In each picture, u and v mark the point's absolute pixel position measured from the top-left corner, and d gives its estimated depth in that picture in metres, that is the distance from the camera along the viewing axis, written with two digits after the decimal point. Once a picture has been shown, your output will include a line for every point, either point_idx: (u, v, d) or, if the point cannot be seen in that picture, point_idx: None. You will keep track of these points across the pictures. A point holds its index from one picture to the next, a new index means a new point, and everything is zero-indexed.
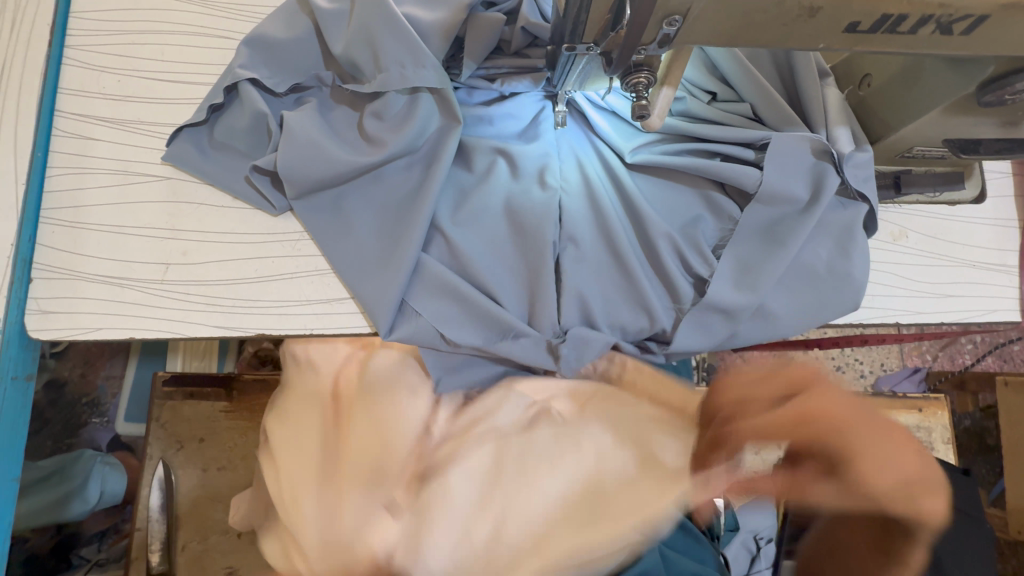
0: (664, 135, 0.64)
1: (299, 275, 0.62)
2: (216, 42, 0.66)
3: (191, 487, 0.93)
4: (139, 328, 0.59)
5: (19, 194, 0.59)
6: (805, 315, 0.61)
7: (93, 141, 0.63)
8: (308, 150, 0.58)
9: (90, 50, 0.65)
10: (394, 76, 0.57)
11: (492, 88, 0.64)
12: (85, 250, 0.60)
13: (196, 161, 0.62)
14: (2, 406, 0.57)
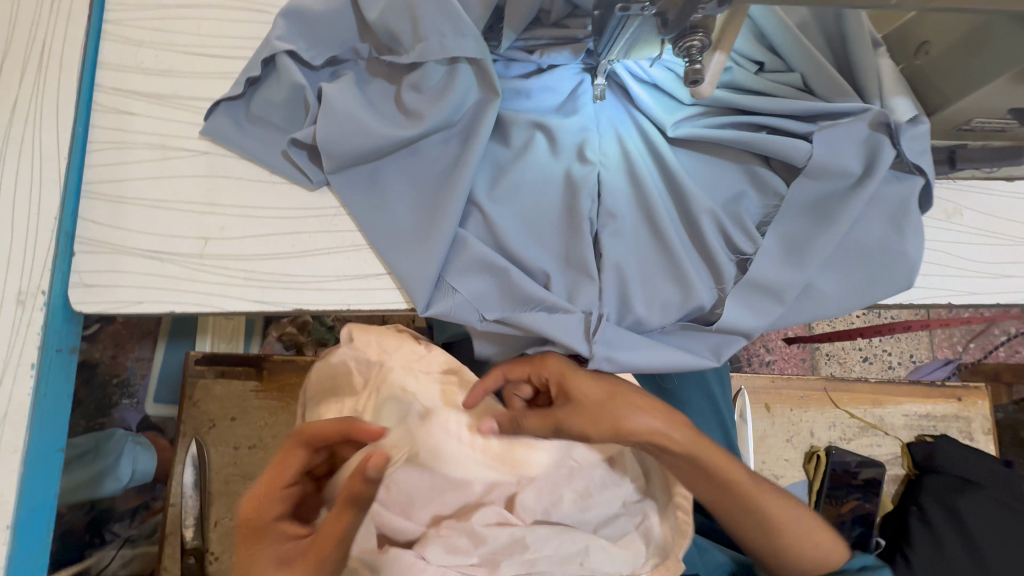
0: (707, 107, 0.62)
1: (337, 250, 0.61)
2: (251, 16, 0.65)
3: (224, 466, 0.94)
4: (179, 302, 0.59)
5: (62, 168, 0.60)
6: (855, 295, 0.59)
7: (132, 116, 0.63)
8: (346, 123, 0.57)
9: (127, 25, 0.65)
10: (432, 46, 0.56)
11: (530, 60, 0.63)
12: (126, 224, 0.60)
13: (233, 135, 0.61)
14: (48, 378, 0.57)
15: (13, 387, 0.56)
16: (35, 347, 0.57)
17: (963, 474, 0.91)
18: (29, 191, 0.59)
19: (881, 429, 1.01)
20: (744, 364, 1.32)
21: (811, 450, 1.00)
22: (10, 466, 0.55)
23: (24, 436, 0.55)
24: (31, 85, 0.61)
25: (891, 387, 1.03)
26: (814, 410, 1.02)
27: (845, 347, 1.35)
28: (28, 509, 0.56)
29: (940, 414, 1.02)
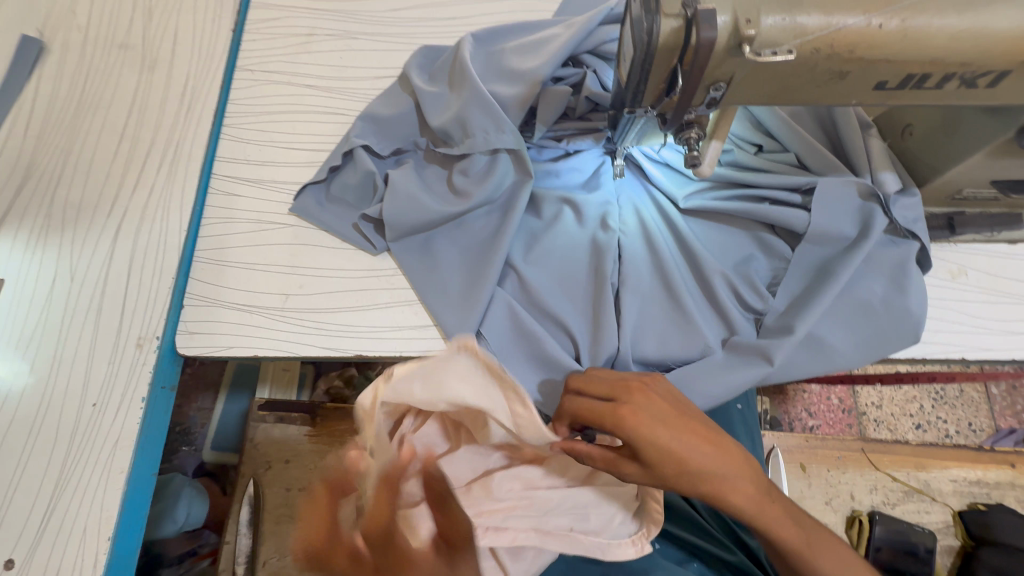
0: (715, 182, 0.71)
1: (394, 305, 0.72)
2: (335, 118, 0.81)
3: (275, 506, 1.02)
4: (260, 348, 0.71)
5: (181, 237, 0.75)
6: (867, 347, 0.63)
7: (236, 197, 0.78)
8: (407, 201, 0.70)
9: (240, 128, 0.82)
10: (479, 141, 0.69)
11: (559, 147, 0.74)
12: (225, 283, 0.74)
13: (315, 212, 0.75)
14: (153, 410, 0.68)
15: (125, 418, 0.67)
16: (146, 382, 0.68)
17: (1013, 542, 0.87)
18: (155, 256, 0.74)
19: (928, 495, 0.98)
20: (785, 427, 1.30)
21: (853, 514, 0.97)
22: (115, 484, 0.65)
23: (129, 458, 0.66)
24: (164, 175, 0.78)
25: (936, 450, 1.00)
26: (853, 472, 1.00)
27: (893, 413, 1.31)
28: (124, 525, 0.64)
29: (994, 481, 0.98)
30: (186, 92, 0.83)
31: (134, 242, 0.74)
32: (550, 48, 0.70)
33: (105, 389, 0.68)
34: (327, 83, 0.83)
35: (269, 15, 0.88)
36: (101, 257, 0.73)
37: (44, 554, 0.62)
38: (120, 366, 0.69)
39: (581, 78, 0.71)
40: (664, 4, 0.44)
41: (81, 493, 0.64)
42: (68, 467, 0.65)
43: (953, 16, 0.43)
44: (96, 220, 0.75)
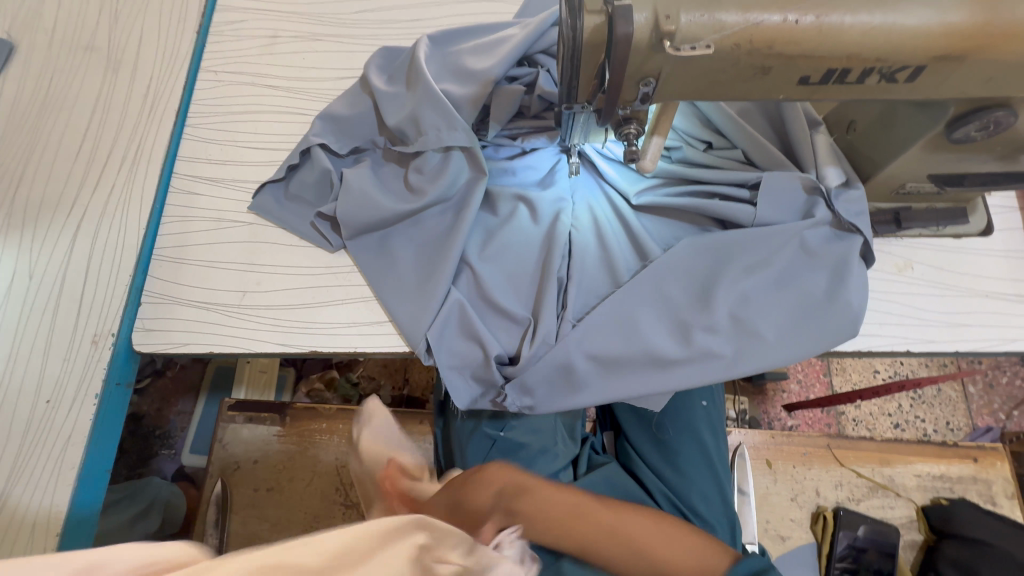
0: (666, 179, 0.72)
1: (352, 300, 0.72)
2: (298, 117, 0.82)
3: (244, 506, 1.02)
4: (217, 344, 0.71)
5: (139, 236, 0.75)
6: (813, 335, 0.64)
7: (197, 195, 0.79)
8: (362, 199, 0.71)
9: (203, 128, 0.83)
10: (431, 138, 0.70)
11: (514, 145, 0.75)
12: (183, 280, 0.74)
13: (273, 210, 0.76)
14: (107, 407, 0.69)
15: (77, 415, 0.67)
16: (100, 379, 0.69)
17: (977, 536, 0.88)
18: (113, 254, 0.74)
19: (892, 490, 0.99)
20: (763, 426, 1.30)
21: (818, 510, 0.98)
22: (66, 481, 0.65)
23: (80, 456, 0.66)
24: (125, 173, 0.79)
25: (902, 445, 1.01)
26: (818, 467, 1.00)
27: (871, 413, 1.32)
28: (74, 521, 0.64)
29: (958, 476, 0.99)
30: (150, 94, 0.84)
31: (94, 241, 0.75)
32: (503, 48, 0.71)
33: (58, 386, 0.68)
34: (291, 84, 0.84)
35: (236, 16, 0.89)
36: (61, 255, 0.74)
37: None
38: (74, 363, 0.69)
39: (533, 78, 0.72)
40: (587, 1, 0.46)
41: (30, 491, 0.64)
42: (18, 465, 0.65)
43: (866, 13, 0.44)
44: (56, 219, 0.76)
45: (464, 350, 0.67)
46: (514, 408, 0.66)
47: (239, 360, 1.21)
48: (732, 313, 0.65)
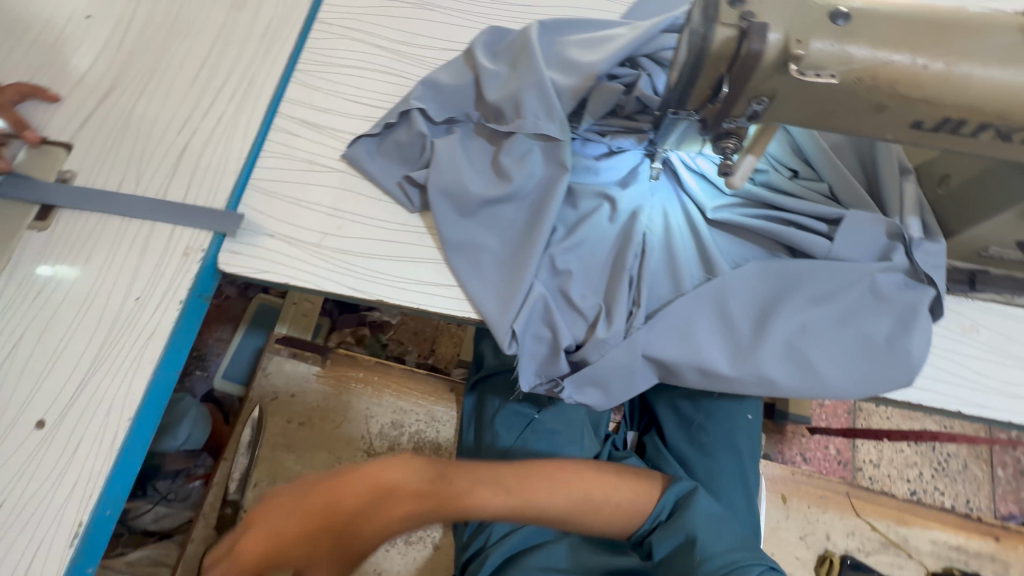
0: (745, 199, 0.73)
1: (423, 259, 0.76)
2: (399, 79, 0.86)
3: (275, 434, 1.08)
4: (294, 277, 0.76)
5: (238, 164, 0.80)
6: (866, 378, 0.65)
7: (296, 137, 0.84)
8: (453, 169, 0.74)
9: (309, 74, 0.88)
10: (528, 122, 0.73)
11: (602, 142, 0.77)
12: (272, 213, 0.79)
13: (364, 162, 0.80)
14: (187, 312, 0.74)
15: (162, 315, 0.73)
16: (186, 287, 0.74)
17: None
18: (213, 176, 0.80)
19: (904, 551, 0.98)
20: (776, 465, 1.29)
21: (824, 553, 0.98)
22: (143, 373, 0.71)
23: (158, 352, 0.72)
24: (235, 104, 0.84)
25: (921, 509, 1.01)
26: (832, 513, 1.01)
27: (889, 474, 1.29)
28: (145, 409, 0.70)
29: (975, 551, 0.98)
30: (268, 34, 0.89)
31: (198, 161, 0.80)
32: (610, 46, 0.73)
33: (149, 285, 0.74)
34: (396, 48, 0.88)
35: None
36: (168, 169, 0.80)
37: (71, 421, 0.68)
38: (166, 268, 0.75)
39: (634, 79, 0.74)
40: (722, 13, 0.47)
41: (110, 374, 0.70)
42: (104, 348, 0.71)
43: (999, 69, 0.45)
44: (168, 135, 0.82)
45: (536, 333, 0.71)
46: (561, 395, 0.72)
47: (286, 300, 1.27)
48: (789, 341, 0.66)
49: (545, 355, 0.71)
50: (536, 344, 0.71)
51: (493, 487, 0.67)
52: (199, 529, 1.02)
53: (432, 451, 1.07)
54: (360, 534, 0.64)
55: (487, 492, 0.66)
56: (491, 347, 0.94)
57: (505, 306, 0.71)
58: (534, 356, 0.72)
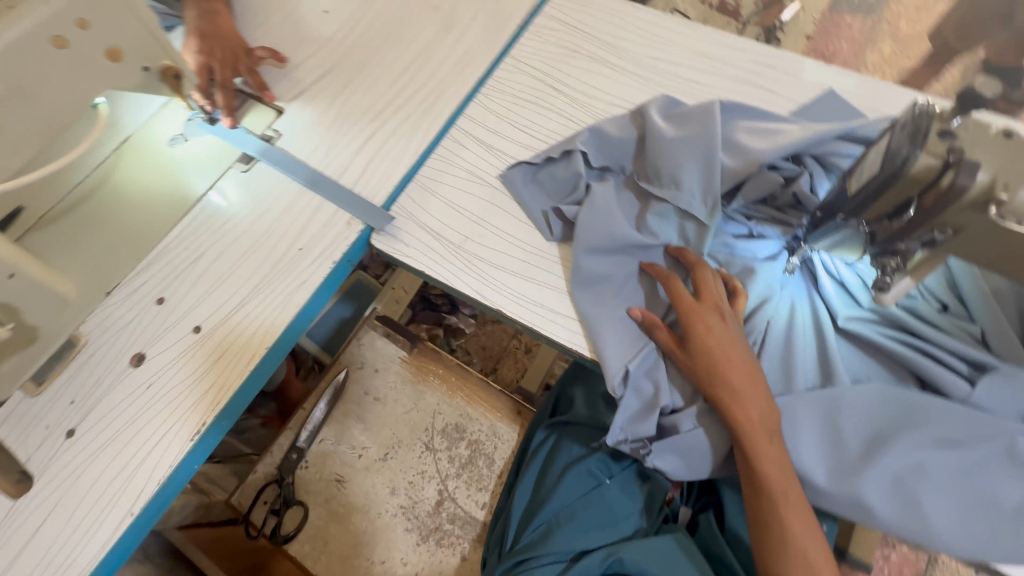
0: (882, 318, 0.72)
1: (547, 285, 0.81)
2: (567, 121, 0.94)
3: (350, 401, 1.16)
4: (430, 268, 0.83)
5: (412, 159, 0.91)
6: (981, 542, 0.61)
7: (465, 148, 0.93)
8: (601, 212, 0.79)
9: (489, 98, 0.98)
10: (682, 196, 0.78)
11: (745, 224, 0.79)
12: (427, 207, 0.89)
13: (518, 185, 0.87)
14: (335, 273, 0.84)
15: (316, 268, 0.83)
16: (341, 251, 0.84)
17: None
18: (389, 164, 0.91)
19: None
20: None
21: None
22: (287, 314, 0.80)
23: (304, 299, 0.81)
24: (422, 108, 0.96)
25: None
26: None
27: None
28: (278, 345, 0.79)
29: None
30: (464, 57, 1.01)
31: (380, 148, 0.92)
32: (779, 139, 0.77)
33: (313, 241, 0.85)
34: (571, 93, 0.96)
35: (550, 26, 1.05)
36: (354, 149, 0.92)
37: (221, 336, 0.79)
38: (331, 231, 0.86)
39: (796, 175, 0.76)
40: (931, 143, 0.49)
41: (263, 304, 0.81)
42: (263, 281, 0.83)
43: None
44: (363, 121, 0.95)
45: (637, 385, 0.73)
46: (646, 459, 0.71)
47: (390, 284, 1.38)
48: (901, 476, 0.63)
49: (639, 411, 0.72)
50: (634, 397, 0.72)
51: (758, 401, 0.66)
52: (263, 464, 1.13)
53: (485, 465, 1.10)
54: (721, 389, 0.67)
55: (769, 451, 0.65)
56: (582, 397, 1.04)
57: (617, 350, 0.73)
58: (627, 408, 0.72)
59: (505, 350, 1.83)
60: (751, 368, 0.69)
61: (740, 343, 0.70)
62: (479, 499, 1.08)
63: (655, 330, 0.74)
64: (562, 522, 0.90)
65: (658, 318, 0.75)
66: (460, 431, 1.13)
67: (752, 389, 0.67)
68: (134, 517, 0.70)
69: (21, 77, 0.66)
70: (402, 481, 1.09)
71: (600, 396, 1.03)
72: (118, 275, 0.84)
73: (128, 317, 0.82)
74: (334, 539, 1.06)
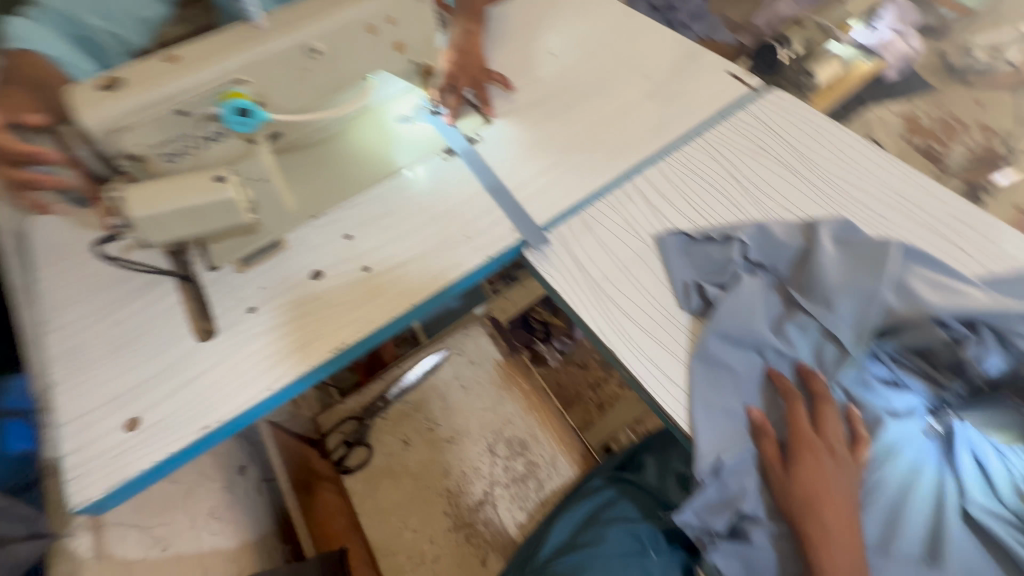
0: (1012, 517, 0.73)
1: (666, 348, 0.83)
2: (736, 208, 0.98)
3: (440, 379, 1.27)
4: (565, 292, 0.91)
5: (583, 196, 1.01)
6: None
7: (632, 201, 1.01)
8: (744, 304, 0.82)
9: (669, 165, 1.05)
10: (833, 318, 0.78)
11: (889, 369, 0.79)
12: (581, 240, 0.97)
13: (670, 249, 0.92)
14: (485, 266, 0.95)
15: (473, 258, 0.95)
16: (497, 251, 0.96)
17: None
18: (562, 194, 1.02)
19: None
20: None
21: None
22: (437, 285, 0.93)
23: (455, 278, 0.93)
24: (606, 157, 1.06)
25: None
26: None
27: None
28: (420, 306, 0.92)
29: None
30: (658, 126, 1.10)
31: (559, 178, 1.04)
32: (957, 299, 0.76)
33: (478, 234, 0.98)
34: (748, 186, 1.00)
35: (747, 121, 1.10)
36: (537, 172, 1.05)
37: (382, 283, 0.94)
38: (496, 233, 0.98)
39: (966, 338, 0.74)
40: None
41: (422, 269, 0.95)
42: (429, 251, 0.97)
43: None
44: (552, 151, 1.08)
45: (725, 482, 0.74)
46: (707, 553, 0.73)
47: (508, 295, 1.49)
48: None
49: (717, 506, 0.74)
50: (717, 490, 0.73)
51: (845, 552, 0.68)
52: (352, 400, 1.26)
53: (535, 491, 1.14)
54: (817, 527, 0.69)
55: None
56: (654, 467, 1.09)
57: (716, 440, 0.75)
58: (705, 498, 0.74)
59: (576, 397, 1.86)
60: (846, 517, 0.71)
61: (843, 488, 0.72)
62: (517, 516, 1.12)
63: (762, 439, 0.75)
64: (595, 566, 0.93)
65: (768, 428, 0.76)
66: (523, 447, 1.18)
67: (845, 538, 0.69)
68: (269, 393, 0.84)
69: (340, 47, 0.87)
70: (456, 468, 1.17)
71: (674, 473, 1.05)
72: (325, 206, 1.04)
73: (321, 240, 1.01)
74: (383, 491, 1.16)
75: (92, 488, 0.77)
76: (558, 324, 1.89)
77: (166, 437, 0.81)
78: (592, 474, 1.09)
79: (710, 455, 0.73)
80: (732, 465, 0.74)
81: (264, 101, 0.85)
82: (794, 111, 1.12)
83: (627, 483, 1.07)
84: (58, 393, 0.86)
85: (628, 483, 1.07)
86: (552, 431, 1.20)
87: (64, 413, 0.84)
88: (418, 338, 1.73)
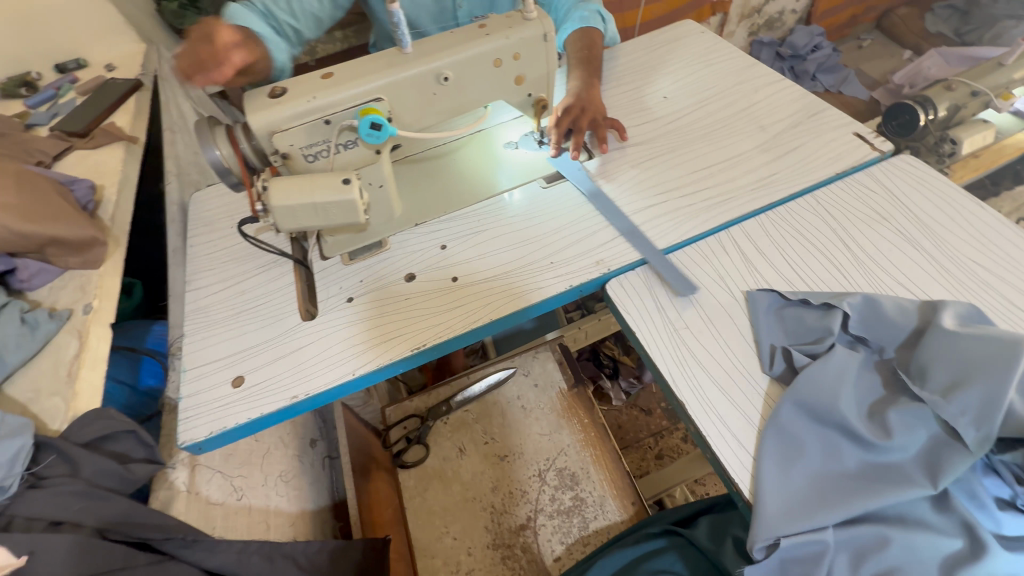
0: None
1: (741, 408, 0.79)
2: (842, 276, 0.91)
3: (504, 394, 1.30)
4: (642, 331, 0.90)
5: (675, 240, 1.00)
6: None
7: (726, 251, 0.98)
8: (835, 375, 0.76)
9: (772, 221, 1.01)
10: (949, 410, 0.70)
11: (1010, 485, 0.69)
12: (666, 282, 0.95)
13: (761, 307, 0.88)
14: (567, 293, 0.97)
15: (557, 283, 0.98)
16: (580, 281, 0.97)
17: None
18: (654, 235, 1.02)
19: None
20: None
21: None
22: (518, 304, 0.96)
23: (535, 300, 0.96)
24: (706, 204, 1.05)
25: None
26: None
27: None
28: (498, 321, 0.95)
29: None
30: (767, 180, 1.06)
31: (653, 219, 1.04)
32: None
33: (564, 262, 1.01)
34: (859, 254, 0.93)
35: (869, 186, 1.03)
36: (632, 210, 1.06)
37: (467, 294, 1.00)
38: (582, 263, 1.00)
39: None
40: None
41: (506, 287, 0.99)
42: (514, 271, 1.01)
43: None
44: (650, 192, 1.08)
45: (785, 565, 0.68)
46: None
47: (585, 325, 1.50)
48: None
49: None
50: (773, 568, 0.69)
51: None
52: (419, 398, 1.33)
53: (579, 529, 1.12)
54: None
55: None
56: (707, 527, 1.01)
57: (782, 515, 0.69)
58: None
59: (637, 441, 1.84)
60: None
61: None
62: (555, 548, 1.11)
63: None
64: None
65: None
66: (573, 481, 1.17)
67: None
68: (351, 377, 0.92)
69: (465, 76, 0.96)
70: (506, 486, 1.18)
71: (731, 536, 0.95)
72: (428, 216, 1.12)
73: (419, 246, 1.09)
74: (432, 492, 1.19)
75: (197, 430, 0.88)
76: (628, 364, 1.86)
77: (260, 400, 0.91)
78: (650, 522, 1.08)
79: (773, 530, 0.68)
80: (798, 550, 0.68)
81: (393, 117, 0.94)
82: (928, 180, 1.02)
83: (677, 541, 1.01)
84: (188, 344, 1.01)
85: (680, 542, 1.01)
86: (607, 471, 1.18)
87: (187, 361, 0.98)
88: (488, 351, 1.79)
